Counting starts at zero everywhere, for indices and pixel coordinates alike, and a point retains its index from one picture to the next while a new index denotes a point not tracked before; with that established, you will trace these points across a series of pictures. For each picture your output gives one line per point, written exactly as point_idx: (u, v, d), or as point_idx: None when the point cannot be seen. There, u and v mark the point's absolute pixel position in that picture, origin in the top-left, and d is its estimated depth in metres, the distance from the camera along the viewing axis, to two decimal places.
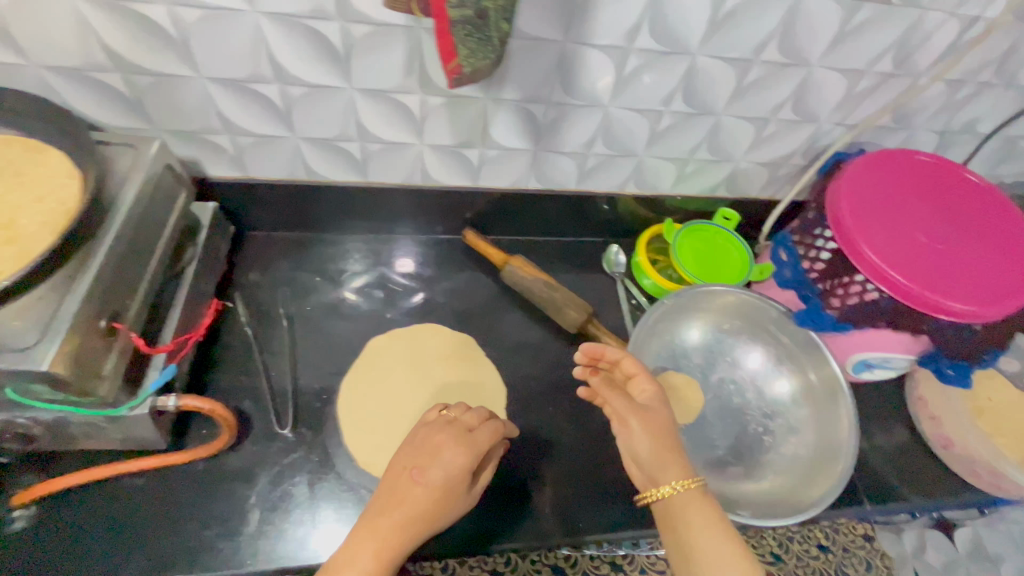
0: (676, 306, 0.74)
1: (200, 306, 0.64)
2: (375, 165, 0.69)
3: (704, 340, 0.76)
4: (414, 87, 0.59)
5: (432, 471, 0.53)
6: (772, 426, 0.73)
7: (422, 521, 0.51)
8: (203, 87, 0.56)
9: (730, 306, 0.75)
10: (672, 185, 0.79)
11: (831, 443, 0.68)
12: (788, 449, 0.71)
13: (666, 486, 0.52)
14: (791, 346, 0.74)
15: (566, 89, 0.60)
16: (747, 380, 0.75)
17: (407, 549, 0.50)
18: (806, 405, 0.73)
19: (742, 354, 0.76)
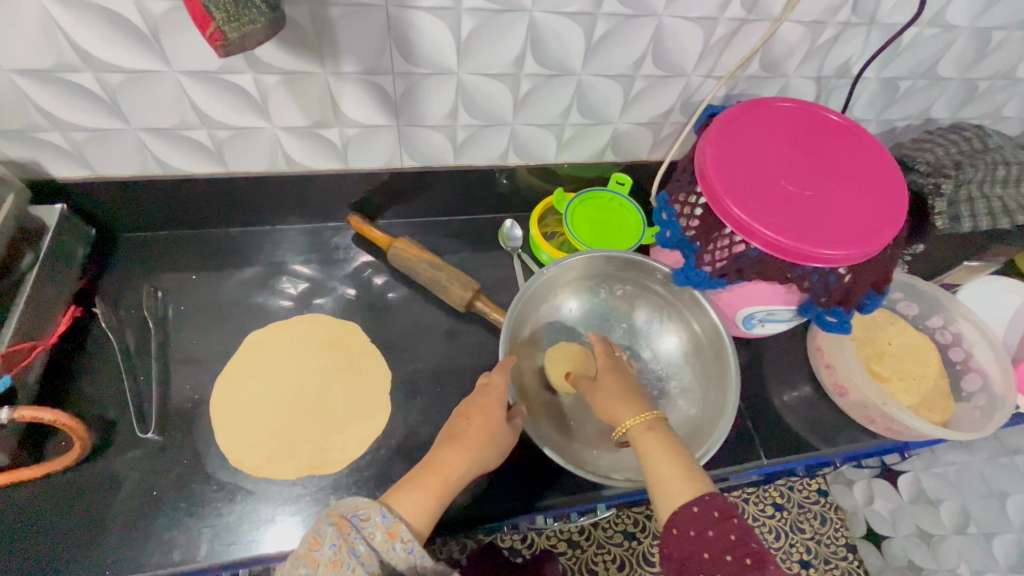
0: (555, 279, 0.73)
1: (52, 314, 0.62)
2: (232, 153, 0.66)
3: (592, 306, 0.76)
4: (242, 66, 0.56)
5: (483, 403, 0.60)
6: (665, 387, 0.73)
7: (474, 446, 0.57)
8: (10, 80, 0.53)
9: (612, 269, 0.75)
10: (555, 153, 0.77)
11: (719, 394, 0.69)
12: (679, 407, 0.72)
13: (623, 426, 0.58)
14: (678, 305, 0.75)
15: (406, 58, 0.58)
16: (638, 342, 0.75)
17: (469, 472, 0.57)
18: (696, 358, 0.73)
19: (631, 316, 0.76)
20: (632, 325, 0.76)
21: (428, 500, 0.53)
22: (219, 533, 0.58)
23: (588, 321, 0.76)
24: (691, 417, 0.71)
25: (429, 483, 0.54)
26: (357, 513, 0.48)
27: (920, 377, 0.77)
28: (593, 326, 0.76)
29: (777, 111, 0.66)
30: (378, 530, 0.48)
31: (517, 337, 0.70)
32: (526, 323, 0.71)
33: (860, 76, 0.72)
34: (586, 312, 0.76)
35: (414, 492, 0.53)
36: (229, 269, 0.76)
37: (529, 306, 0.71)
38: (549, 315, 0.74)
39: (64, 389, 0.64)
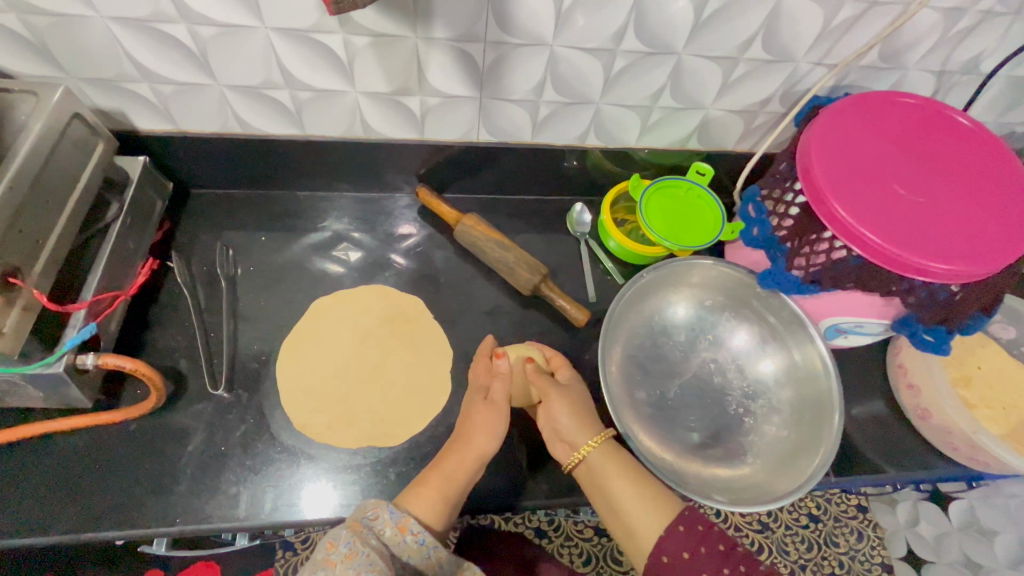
0: (653, 282, 0.71)
1: (132, 265, 0.63)
2: (310, 115, 0.65)
3: (684, 317, 0.73)
4: (333, 26, 0.54)
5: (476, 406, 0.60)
6: (753, 407, 0.69)
7: (469, 445, 0.57)
8: (105, 27, 0.53)
9: (710, 280, 0.72)
10: (638, 137, 0.73)
11: (818, 417, 0.64)
12: (769, 429, 0.67)
13: (581, 450, 0.57)
14: (776, 325, 0.70)
15: (502, 26, 0.55)
16: (727, 359, 0.72)
17: (470, 467, 0.56)
18: (789, 381, 0.69)
19: (723, 331, 0.73)
20: (724, 341, 0.72)
21: (431, 497, 0.54)
22: (283, 494, 0.59)
23: (678, 331, 0.73)
24: (782, 442, 0.66)
25: (431, 482, 0.55)
26: (366, 514, 0.50)
27: (1010, 407, 0.72)
28: (683, 337, 0.73)
29: (895, 108, 0.60)
30: (388, 525, 0.50)
31: (611, 344, 0.68)
32: (619, 327, 0.70)
33: (990, 73, 0.64)
34: (676, 322, 0.73)
35: (418, 492, 0.54)
36: (297, 232, 0.76)
37: (626, 308, 0.69)
38: (641, 322, 0.72)
39: (140, 337, 0.65)
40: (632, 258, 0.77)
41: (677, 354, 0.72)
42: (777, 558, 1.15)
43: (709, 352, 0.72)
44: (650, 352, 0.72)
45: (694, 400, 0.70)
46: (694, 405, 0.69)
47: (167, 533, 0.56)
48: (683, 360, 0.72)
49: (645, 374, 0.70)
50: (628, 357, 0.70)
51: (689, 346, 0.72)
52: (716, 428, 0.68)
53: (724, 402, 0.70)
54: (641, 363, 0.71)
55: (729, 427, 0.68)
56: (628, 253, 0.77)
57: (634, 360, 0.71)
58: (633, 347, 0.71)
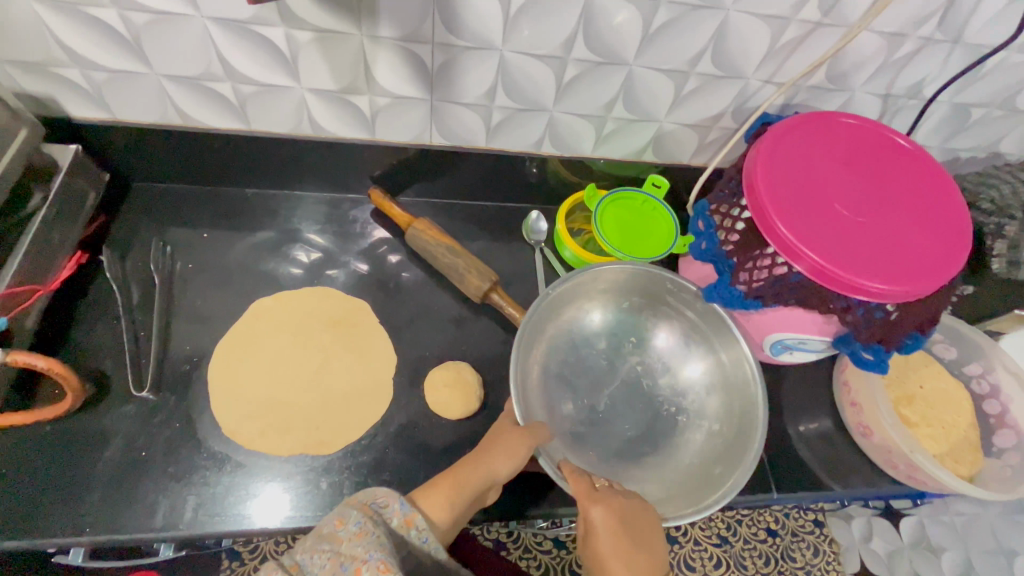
0: (568, 291, 0.69)
1: (56, 258, 0.59)
2: (255, 111, 0.63)
3: (606, 321, 0.73)
4: (275, 19, 0.52)
5: (507, 428, 0.58)
6: (684, 406, 0.69)
7: (489, 459, 0.55)
8: (29, 8, 0.50)
9: (628, 281, 0.71)
10: (593, 146, 0.73)
11: (745, 410, 0.65)
12: (700, 429, 0.68)
13: None
14: (697, 321, 0.71)
15: (449, 28, 0.54)
16: (652, 360, 0.72)
17: (483, 481, 0.54)
18: (717, 378, 0.69)
19: (648, 334, 0.73)
20: (650, 342, 0.72)
21: (441, 499, 0.51)
22: (206, 503, 0.56)
23: (601, 338, 0.72)
24: (715, 439, 0.66)
25: (442, 483, 0.53)
26: (377, 500, 0.47)
27: (950, 427, 0.73)
28: (607, 343, 0.72)
29: (840, 127, 0.61)
30: (396, 515, 0.47)
31: (531, 356, 0.65)
32: (539, 338, 0.68)
33: (932, 98, 0.66)
34: (598, 328, 0.73)
35: (430, 492, 0.52)
36: (241, 230, 0.73)
37: (545, 320, 0.67)
38: (564, 331, 0.71)
39: (63, 335, 0.62)
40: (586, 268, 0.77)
41: (601, 361, 0.71)
42: (732, 572, 1.14)
43: (635, 356, 0.72)
44: (576, 362, 0.70)
45: (625, 410, 0.69)
46: (623, 412, 0.69)
47: (75, 543, 0.53)
48: (609, 366, 0.71)
49: (571, 386, 0.69)
50: (551, 369, 0.68)
51: (612, 352, 0.72)
52: (648, 430, 0.68)
53: (655, 403, 0.70)
54: (566, 374, 0.69)
55: (661, 428, 0.68)
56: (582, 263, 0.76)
57: (559, 373, 0.69)
58: (558, 359, 0.69)
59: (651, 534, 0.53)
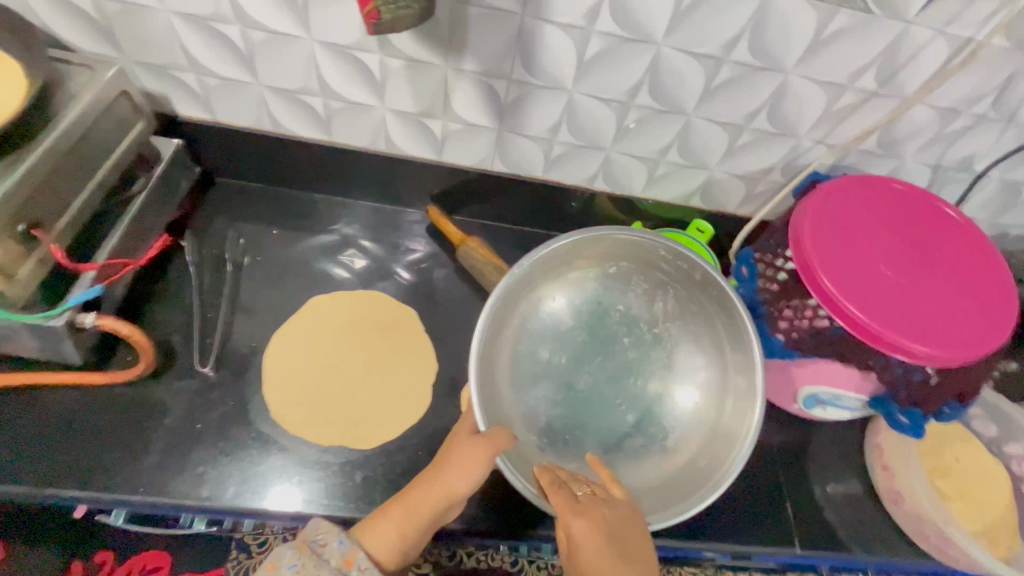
0: (535, 270, 0.63)
1: (147, 238, 0.66)
2: (339, 124, 0.69)
3: (597, 289, 0.67)
4: (373, 47, 0.59)
5: (458, 445, 0.57)
6: (671, 380, 0.65)
7: (436, 486, 0.56)
8: (167, 20, 0.58)
9: (620, 245, 0.64)
10: (644, 187, 0.77)
11: (749, 384, 0.60)
12: (689, 405, 0.64)
13: None
14: (687, 284, 0.65)
15: (527, 67, 0.59)
16: (643, 325, 0.67)
17: (436, 505, 0.55)
18: (717, 346, 0.64)
19: (641, 297, 0.67)
20: (646, 304, 0.67)
21: (389, 532, 0.54)
22: (248, 480, 0.59)
23: (576, 314, 0.67)
24: (705, 415, 0.64)
25: (391, 515, 0.55)
26: (316, 538, 0.52)
27: (987, 506, 0.71)
28: (584, 318, 0.67)
29: (889, 192, 0.63)
30: (335, 555, 0.51)
31: (491, 348, 0.60)
32: (507, 328, 0.63)
33: (983, 173, 0.68)
34: (587, 297, 0.67)
35: (377, 523, 0.54)
36: (307, 231, 0.79)
37: (511, 310, 0.62)
38: (536, 316, 0.65)
39: (140, 308, 0.68)
40: None
41: (578, 335, 0.66)
42: None
43: (627, 325, 0.67)
44: (553, 341, 0.66)
45: (613, 391, 0.65)
46: (608, 390, 0.65)
47: (127, 501, 0.56)
48: (598, 338, 0.67)
49: (545, 370, 0.64)
50: (522, 355, 0.64)
51: (589, 324, 0.67)
52: (637, 406, 0.65)
53: (639, 378, 0.66)
54: (540, 359, 0.65)
55: (645, 405, 0.65)
56: None
57: (526, 356, 0.64)
58: (533, 344, 0.65)
59: (642, 547, 0.47)
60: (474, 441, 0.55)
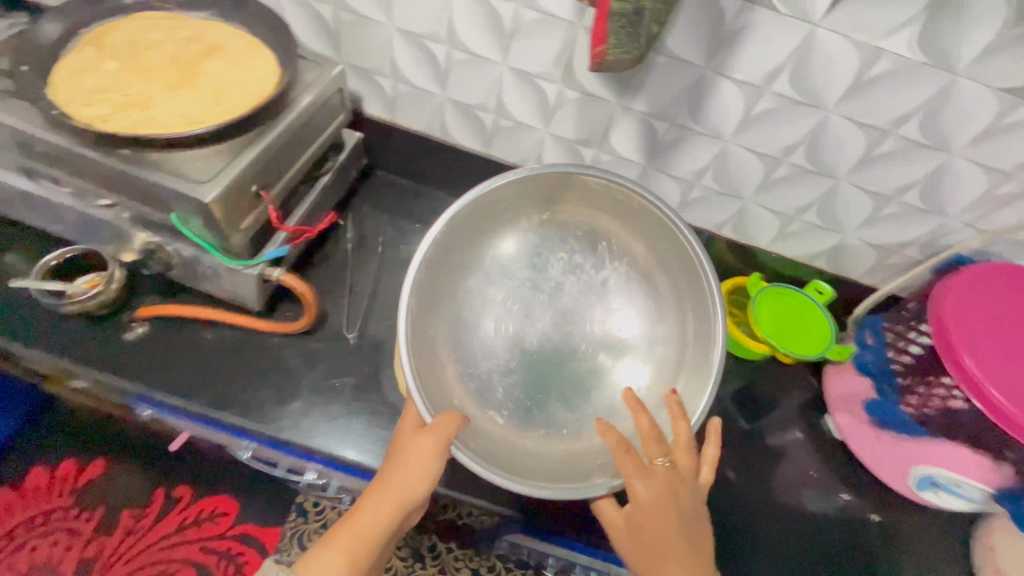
0: (477, 209, 0.60)
1: (323, 213, 0.75)
2: (500, 139, 0.76)
3: (527, 234, 0.65)
4: (556, 77, 0.65)
5: (407, 444, 0.54)
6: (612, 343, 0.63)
7: (387, 497, 0.52)
8: (387, 33, 0.67)
9: (549, 186, 0.61)
10: (772, 240, 0.79)
11: (703, 322, 0.59)
12: (621, 372, 0.62)
13: None
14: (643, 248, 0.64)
15: (692, 115, 0.64)
16: (590, 270, 0.64)
17: (382, 528, 0.52)
18: (649, 282, 0.64)
19: (584, 238, 0.65)
20: (586, 248, 0.65)
21: (336, 561, 0.51)
22: (372, 441, 0.66)
23: (522, 264, 0.65)
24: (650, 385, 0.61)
25: (336, 543, 0.51)
26: None
27: None
28: (530, 269, 0.65)
29: None
30: None
31: (426, 316, 0.59)
32: (441, 295, 0.61)
33: None
34: (518, 249, 0.64)
35: (322, 553, 0.51)
36: None
37: (442, 275, 0.60)
38: (480, 279, 0.63)
39: (303, 273, 0.77)
40: (739, 349, 0.82)
41: (524, 287, 0.64)
42: None
43: (570, 271, 0.65)
44: (500, 282, 0.64)
45: (551, 345, 0.63)
46: (550, 345, 0.63)
47: (275, 437, 0.64)
48: (546, 291, 0.64)
49: (487, 330, 0.62)
50: (463, 318, 0.62)
51: (535, 277, 0.65)
52: (589, 363, 0.62)
53: (582, 338, 0.63)
54: (485, 320, 0.63)
55: (587, 371, 0.62)
56: (733, 341, 0.82)
57: (468, 300, 0.63)
58: (479, 308, 0.63)
59: (699, 527, 0.51)
60: (426, 429, 0.52)
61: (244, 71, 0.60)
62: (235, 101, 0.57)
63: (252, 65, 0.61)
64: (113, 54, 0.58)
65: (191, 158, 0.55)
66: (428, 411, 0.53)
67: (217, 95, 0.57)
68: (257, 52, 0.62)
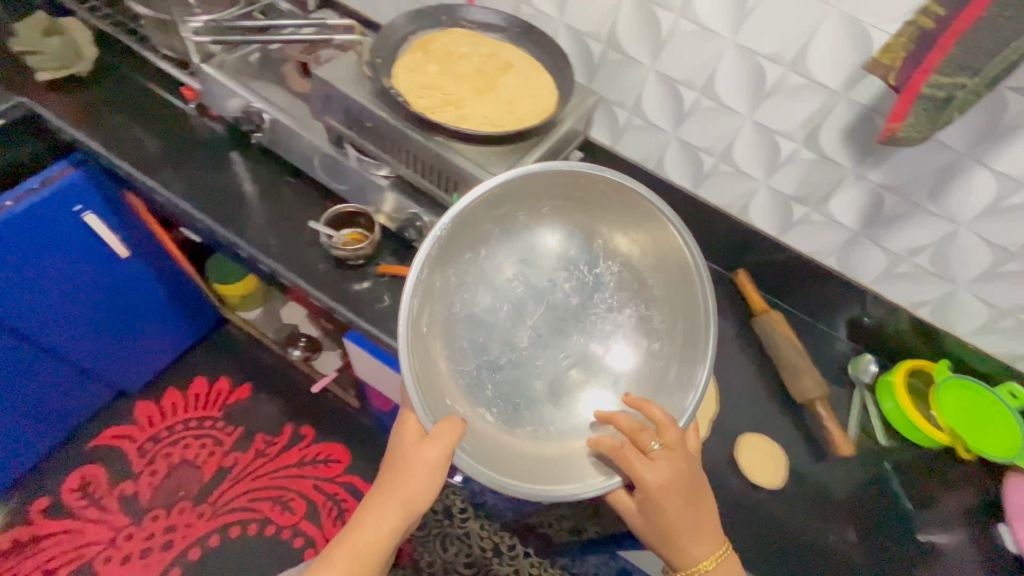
0: (516, 192, 0.69)
1: None
2: (713, 182, 0.83)
3: (534, 229, 0.74)
4: (799, 137, 0.72)
5: (366, 523, 0.65)
6: (588, 358, 0.72)
7: (364, 554, 0.65)
8: (644, 74, 0.76)
9: (568, 180, 0.68)
10: (971, 331, 0.79)
11: (694, 338, 0.67)
12: (522, 333, 0.72)
13: (701, 562, 0.62)
14: (645, 279, 0.72)
15: (931, 195, 0.70)
16: (587, 271, 0.74)
17: (382, 541, 0.65)
18: (642, 291, 0.72)
19: (574, 237, 0.74)
20: (584, 250, 0.74)
21: None
22: None
23: (556, 260, 0.74)
24: (533, 359, 0.72)
25: (341, 557, 0.65)
26: None
27: None
28: (556, 263, 0.74)
29: None
30: None
31: (421, 311, 0.64)
32: (441, 288, 0.68)
33: None
34: (514, 244, 0.73)
35: None
36: None
37: (441, 272, 0.66)
38: (479, 276, 0.71)
39: None
40: (905, 427, 0.81)
41: (541, 281, 0.73)
42: None
43: (568, 270, 0.74)
44: (526, 261, 0.74)
45: (544, 341, 0.72)
46: (539, 341, 0.72)
47: None
48: (548, 291, 0.74)
49: (481, 327, 0.71)
50: (462, 315, 0.71)
51: (556, 275, 0.73)
52: (580, 362, 0.72)
53: (581, 337, 0.72)
54: (478, 316, 0.71)
55: (564, 385, 0.71)
56: (902, 417, 0.80)
57: (488, 283, 0.72)
58: (491, 286, 0.72)
59: (704, 498, 0.65)
60: (430, 436, 0.61)
61: (532, 88, 0.71)
62: (526, 111, 0.68)
63: (538, 84, 0.71)
64: (434, 59, 0.71)
65: (486, 153, 0.66)
66: (429, 421, 0.61)
67: (511, 105, 0.68)
68: (539, 73, 0.73)
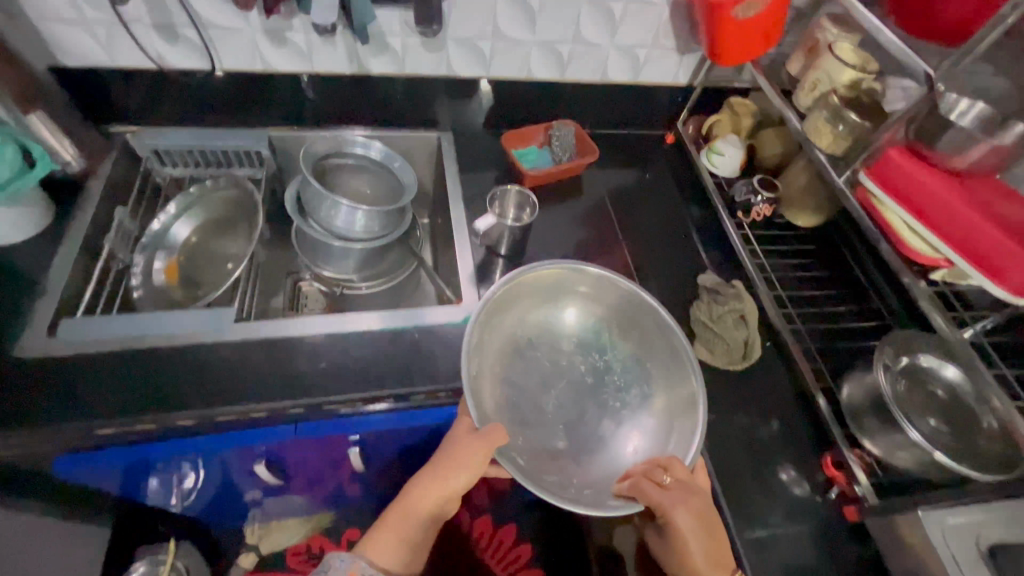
0: (534, 273, 0.74)
1: None
2: None
3: (545, 314, 0.76)
4: None
5: (408, 492, 0.66)
6: (593, 429, 0.69)
7: (405, 528, 0.66)
8: None
9: (563, 281, 0.76)
10: None
11: (690, 401, 0.67)
12: (537, 401, 0.70)
13: None
14: (661, 354, 0.72)
15: None
16: (597, 355, 0.74)
17: (423, 515, 0.66)
18: (651, 372, 0.72)
19: (582, 322, 0.76)
20: (593, 332, 0.75)
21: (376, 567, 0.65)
22: None
23: (571, 341, 0.75)
24: (538, 416, 0.69)
25: (389, 529, 0.66)
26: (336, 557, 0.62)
27: None
28: (572, 345, 0.75)
29: None
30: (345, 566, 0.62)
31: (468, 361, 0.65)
32: (477, 350, 0.68)
33: None
34: (532, 322, 0.75)
35: None
36: None
37: (481, 335, 0.69)
38: (503, 349, 0.72)
39: None
40: None
41: (559, 353, 0.74)
42: None
43: (583, 352, 0.74)
44: (549, 338, 0.75)
45: (564, 408, 0.70)
46: (559, 405, 0.70)
47: None
48: (567, 363, 0.74)
49: (518, 391, 0.70)
50: (499, 379, 0.69)
51: (572, 355, 0.74)
52: (574, 438, 0.68)
53: (592, 410, 0.70)
54: (512, 379, 0.71)
55: (552, 454, 0.66)
56: None
57: (511, 353, 0.72)
58: (516, 355, 0.72)
59: (721, 530, 0.64)
60: (478, 437, 0.61)
61: None
62: None
63: None
64: None
65: None
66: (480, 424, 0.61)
67: None
68: None
